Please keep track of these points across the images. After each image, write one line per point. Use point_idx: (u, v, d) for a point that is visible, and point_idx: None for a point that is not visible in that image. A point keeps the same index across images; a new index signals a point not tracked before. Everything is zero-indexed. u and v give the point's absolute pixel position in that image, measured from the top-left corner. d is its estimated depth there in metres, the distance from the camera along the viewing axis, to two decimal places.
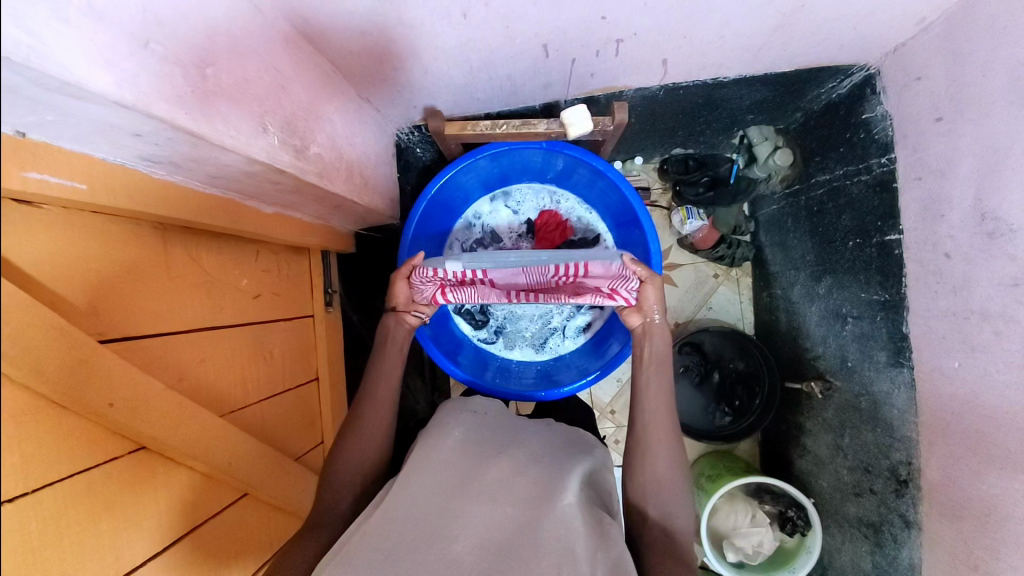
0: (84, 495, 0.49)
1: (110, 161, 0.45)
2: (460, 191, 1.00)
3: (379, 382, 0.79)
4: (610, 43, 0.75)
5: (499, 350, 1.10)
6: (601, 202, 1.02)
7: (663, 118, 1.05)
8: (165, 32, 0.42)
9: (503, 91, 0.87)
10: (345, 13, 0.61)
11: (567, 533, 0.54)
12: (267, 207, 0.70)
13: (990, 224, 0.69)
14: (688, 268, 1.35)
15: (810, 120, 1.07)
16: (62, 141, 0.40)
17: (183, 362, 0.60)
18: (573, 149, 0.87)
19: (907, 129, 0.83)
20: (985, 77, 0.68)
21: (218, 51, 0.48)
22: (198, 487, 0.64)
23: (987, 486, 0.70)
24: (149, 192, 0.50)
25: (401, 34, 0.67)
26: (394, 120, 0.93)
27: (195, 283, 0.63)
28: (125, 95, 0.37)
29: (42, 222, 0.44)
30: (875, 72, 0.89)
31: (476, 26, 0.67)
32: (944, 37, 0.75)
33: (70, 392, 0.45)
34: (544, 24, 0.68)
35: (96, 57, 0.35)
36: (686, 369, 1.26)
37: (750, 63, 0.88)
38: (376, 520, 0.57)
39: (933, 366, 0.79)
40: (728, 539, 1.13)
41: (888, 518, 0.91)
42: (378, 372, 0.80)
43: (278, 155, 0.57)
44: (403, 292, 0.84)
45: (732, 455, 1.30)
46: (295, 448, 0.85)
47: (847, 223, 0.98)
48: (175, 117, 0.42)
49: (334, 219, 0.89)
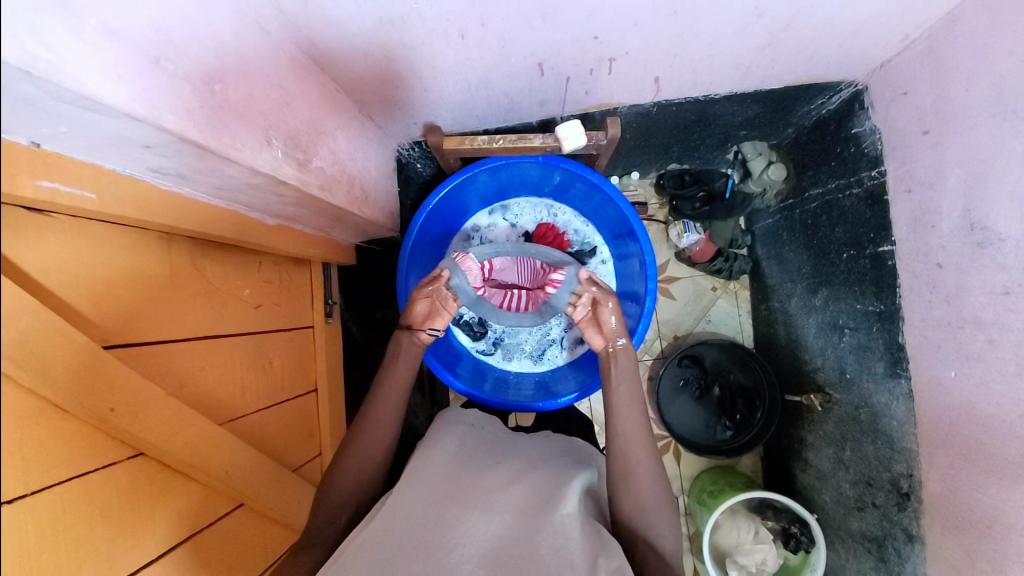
0: (83, 500, 0.50)
1: (120, 171, 0.47)
2: (459, 204, 1.02)
3: (385, 400, 0.75)
4: (603, 62, 0.78)
5: (497, 362, 1.11)
6: (597, 215, 1.04)
7: (657, 134, 1.07)
8: (175, 50, 0.44)
9: (501, 107, 0.90)
10: (348, 34, 0.64)
11: (564, 543, 0.54)
12: (269, 219, 0.71)
13: (979, 234, 0.70)
14: (686, 281, 1.35)
15: (802, 135, 1.09)
16: (74, 152, 0.42)
17: (183, 370, 0.61)
18: (569, 163, 0.89)
19: (895, 142, 0.85)
20: (969, 92, 0.71)
21: (225, 69, 0.50)
22: (194, 497, 0.64)
23: (988, 496, 0.70)
24: (155, 202, 0.51)
25: (401, 54, 0.70)
26: (396, 136, 0.96)
27: (198, 292, 0.64)
28: (136, 109, 0.39)
29: (51, 230, 0.45)
30: (863, 88, 0.92)
31: (473, 46, 0.70)
32: (928, 55, 0.77)
33: (73, 396, 0.46)
34: (538, 43, 0.71)
35: (110, 73, 0.37)
36: (686, 383, 1.26)
37: (741, 81, 0.90)
38: (372, 530, 0.57)
39: (930, 376, 0.79)
40: (731, 557, 1.11)
41: (891, 533, 0.89)
42: (388, 388, 0.76)
43: (281, 168, 0.59)
44: (423, 308, 0.82)
45: (734, 470, 1.28)
46: (292, 459, 0.85)
47: (841, 235, 0.99)
48: (183, 130, 0.44)
49: (334, 231, 0.90)
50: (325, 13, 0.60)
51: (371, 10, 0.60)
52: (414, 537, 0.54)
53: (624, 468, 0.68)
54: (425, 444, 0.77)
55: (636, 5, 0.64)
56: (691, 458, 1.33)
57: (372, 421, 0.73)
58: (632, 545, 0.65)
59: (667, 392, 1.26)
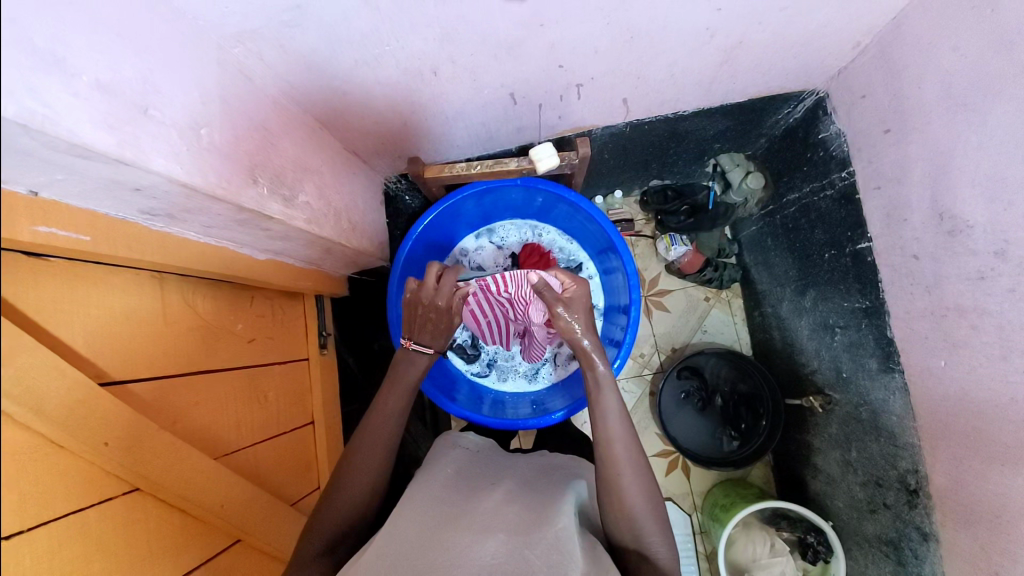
0: (79, 536, 0.51)
1: (114, 216, 0.50)
2: (446, 231, 1.05)
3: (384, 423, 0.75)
4: (571, 88, 0.83)
5: (492, 383, 1.12)
6: (580, 232, 1.07)
7: (634, 152, 1.11)
8: (162, 100, 0.48)
9: (480, 137, 0.95)
10: (330, 79, 0.69)
11: (558, 557, 0.52)
12: (260, 254, 0.74)
13: (949, 223, 0.72)
14: (678, 293, 1.37)
15: (773, 144, 1.13)
16: (70, 199, 0.45)
17: (178, 405, 0.63)
18: (546, 184, 0.93)
19: (860, 143, 0.89)
20: (919, 89, 0.75)
21: (211, 116, 0.55)
22: (190, 532, 0.64)
23: (992, 484, 0.68)
24: (146, 241, 0.54)
25: (379, 93, 0.74)
26: (383, 171, 1.01)
27: (191, 327, 0.66)
28: (125, 154, 0.43)
29: (46, 273, 0.48)
30: (824, 95, 0.97)
31: (447, 82, 0.75)
32: (879, 58, 0.82)
33: (69, 430, 0.48)
34: (508, 75, 0.76)
35: (100, 122, 0.41)
36: (687, 395, 1.24)
37: (706, 97, 0.95)
38: (367, 553, 0.56)
39: (922, 367, 0.79)
40: (750, 573, 1.07)
41: (906, 533, 0.87)
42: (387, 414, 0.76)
43: (266, 204, 0.62)
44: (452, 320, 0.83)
45: (744, 482, 1.25)
46: (289, 493, 0.84)
47: (821, 236, 1.01)
48: (171, 171, 0.47)
49: (326, 263, 0.93)
50: (307, 61, 0.65)
51: (348, 55, 0.65)
52: (410, 553, 0.53)
53: (613, 484, 0.65)
54: (423, 467, 0.77)
55: (595, 33, 0.69)
56: (699, 472, 1.30)
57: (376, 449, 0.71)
58: (639, 554, 0.64)
59: (669, 405, 1.24)
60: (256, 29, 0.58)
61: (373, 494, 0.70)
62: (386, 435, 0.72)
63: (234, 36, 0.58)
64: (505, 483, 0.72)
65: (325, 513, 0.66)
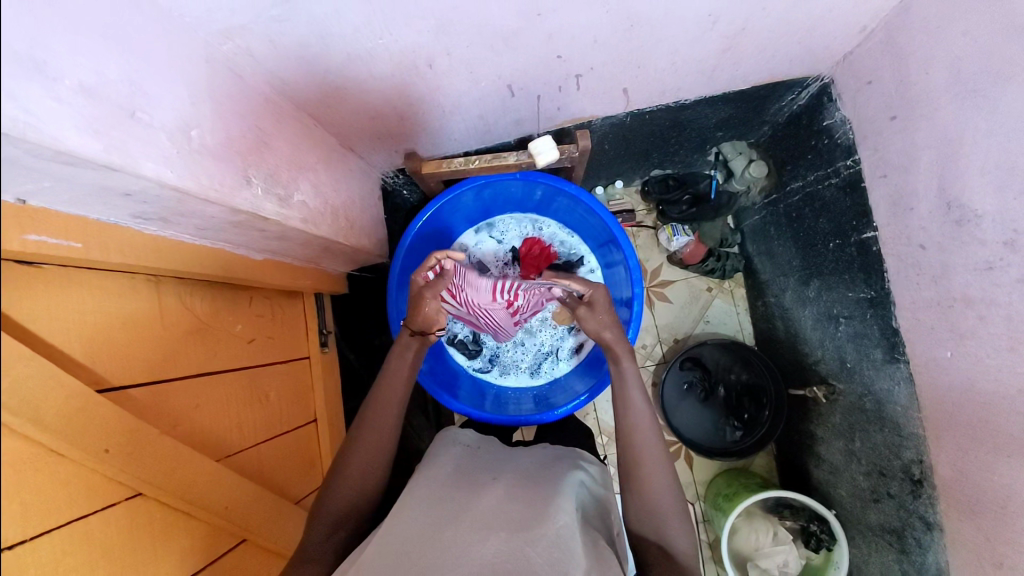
0: (82, 542, 0.51)
1: (106, 221, 0.50)
2: (445, 226, 1.04)
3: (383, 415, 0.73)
4: (570, 79, 0.81)
5: (494, 378, 1.12)
6: (580, 226, 1.06)
7: (635, 142, 1.09)
8: (149, 102, 0.47)
9: (478, 130, 0.93)
10: (323, 72, 0.67)
11: (563, 555, 0.52)
12: (256, 254, 0.73)
13: (957, 212, 0.70)
14: (680, 284, 1.36)
15: (777, 132, 1.10)
16: (58, 206, 0.45)
17: (178, 408, 0.63)
18: (547, 178, 0.92)
19: (865, 130, 0.87)
20: (927, 75, 0.73)
21: (202, 117, 0.54)
22: (195, 534, 0.65)
23: (997, 475, 0.68)
24: (141, 246, 0.54)
25: (372, 86, 0.73)
26: (380, 166, 1.00)
27: (190, 330, 0.66)
28: (112, 159, 0.42)
29: (40, 279, 0.47)
30: (829, 82, 0.94)
31: (443, 74, 0.73)
32: (885, 42, 0.79)
33: (69, 439, 0.47)
34: (506, 67, 0.75)
35: (85, 127, 0.40)
36: (690, 386, 1.23)
37: (708, 85, 0.93)
38: (370, 550, 0.56)
39: (928, 357, 0.78)
40: (751, 561, 1.08)
41: (910, 522, 0.87)
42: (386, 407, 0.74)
43: (261, 204, 0.62)
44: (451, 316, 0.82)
45: (746, 471, 1.26)
46: (294, 492, 0.85)
47: (825, 225, 1.00)
48: (162, 175, 0.47)
49: (324, 261, 0.92)
50: (298, 56, 0.63)
51: (341, 48, 0.63)
52: (409, 545, 0.54)
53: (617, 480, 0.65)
54: (425, 461, 0.77)
55: (594, 23, 0.67)
56: (702, 463, 1.30)
57: (377, 450, 0.70)
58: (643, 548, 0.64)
59: (671, 397, 1.23)
60: (245, 24, 0.56)
61: (374, 494, 0.70)
62: (385, 439, 0.71)
63: (222, 32, 0.56)
64: (506, 477, 0.71)
65: (324, 509, 0.66)
